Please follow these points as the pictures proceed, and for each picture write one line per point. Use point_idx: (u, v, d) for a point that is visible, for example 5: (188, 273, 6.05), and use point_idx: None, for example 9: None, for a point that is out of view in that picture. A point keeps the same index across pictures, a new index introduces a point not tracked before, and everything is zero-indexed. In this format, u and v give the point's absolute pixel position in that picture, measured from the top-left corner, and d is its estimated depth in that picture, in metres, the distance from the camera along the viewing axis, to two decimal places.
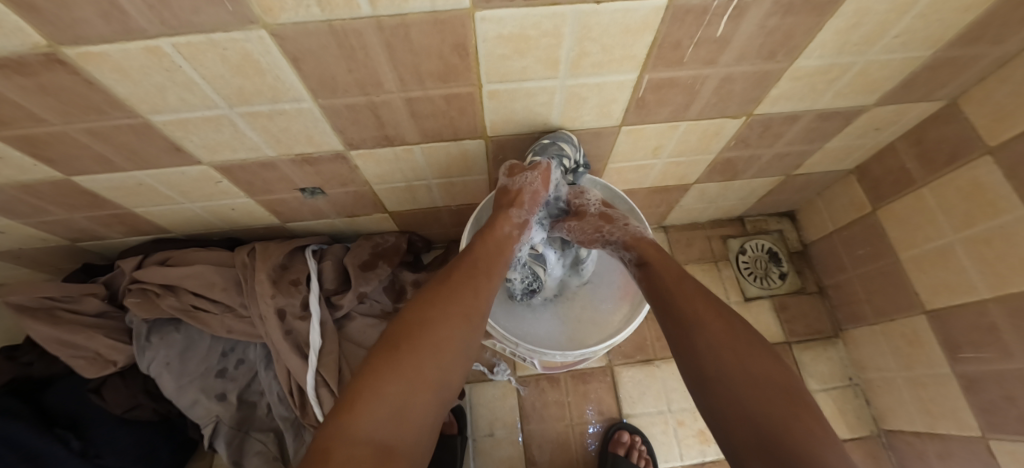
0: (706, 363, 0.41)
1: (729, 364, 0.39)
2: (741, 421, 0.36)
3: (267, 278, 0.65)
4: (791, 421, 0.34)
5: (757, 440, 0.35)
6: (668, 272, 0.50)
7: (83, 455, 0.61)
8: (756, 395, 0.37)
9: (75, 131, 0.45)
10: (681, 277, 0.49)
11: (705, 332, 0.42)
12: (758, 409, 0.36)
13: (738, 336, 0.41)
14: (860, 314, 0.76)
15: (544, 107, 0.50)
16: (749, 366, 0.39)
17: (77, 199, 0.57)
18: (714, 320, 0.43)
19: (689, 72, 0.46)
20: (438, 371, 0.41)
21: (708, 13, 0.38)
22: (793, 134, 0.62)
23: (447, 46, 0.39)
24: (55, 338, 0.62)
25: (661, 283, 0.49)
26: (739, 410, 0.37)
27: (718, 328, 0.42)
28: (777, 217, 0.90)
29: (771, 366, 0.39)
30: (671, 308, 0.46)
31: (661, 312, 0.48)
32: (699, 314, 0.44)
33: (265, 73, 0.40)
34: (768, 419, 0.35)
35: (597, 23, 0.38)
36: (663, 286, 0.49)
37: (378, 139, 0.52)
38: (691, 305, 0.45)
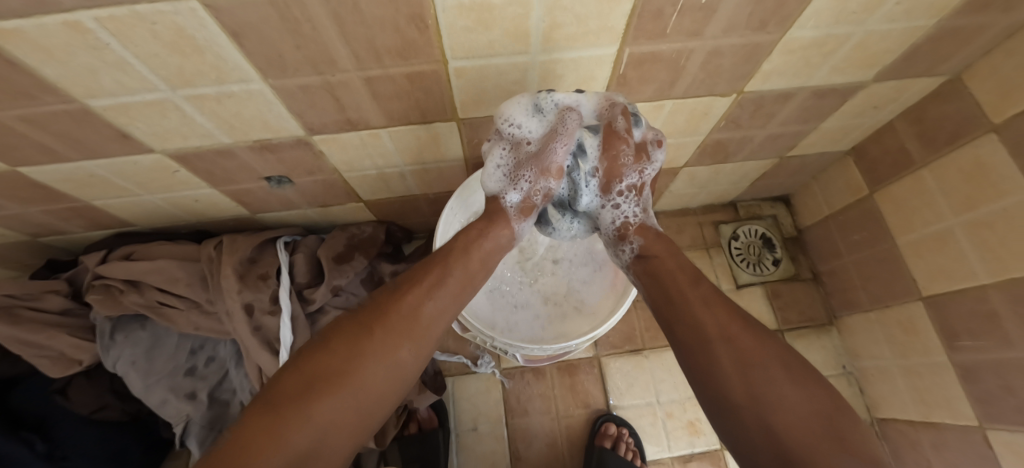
0: (736, 390, 0.36)
1: (766, 389, 0.35)
2: (771, 428, 0.34)
3: (233, 273, 0.62)
4: (834, 446, 0.31)
5: (776, 452, 0.33)
6: (675, 269, 0.46)
7: (48, 457, 0.60)
8: (808, 437, 0.32)
9: (9, 119, 0.41)
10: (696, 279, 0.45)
11: (731, 347, 0.38)
12: (801, 444, 0.32)
13: (748, 339, 0.38)
14: (854, 301, 0.74)
15: (517, 86, 0.46)
16: (781, 392, 0.35)
17: (27, 192, 0.54)
18: (742, 333, 0.39)
19: (672, 45, 0.43)
20: (383, 382, 0.37)
21: None
22: (787, 113, 0.58)
23: (403, 18, 0.35)
24: (16, 337, 0.60)
25: (664, 287, 0.45)
26: (766, 424, 0.34)
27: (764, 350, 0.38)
28: (771, 201, 0.86)
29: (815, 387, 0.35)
30: (687, 303, 0.42)
31: (669, 317, 0.43)
32: (722, 325, 0.40)
33: (204, 51, 0.36)
34: (794, 444, 0.32)
35: None
36: (667, 288, 0.45)
37: (340, 124, 0.49)
38: (705, 308, 0.41)
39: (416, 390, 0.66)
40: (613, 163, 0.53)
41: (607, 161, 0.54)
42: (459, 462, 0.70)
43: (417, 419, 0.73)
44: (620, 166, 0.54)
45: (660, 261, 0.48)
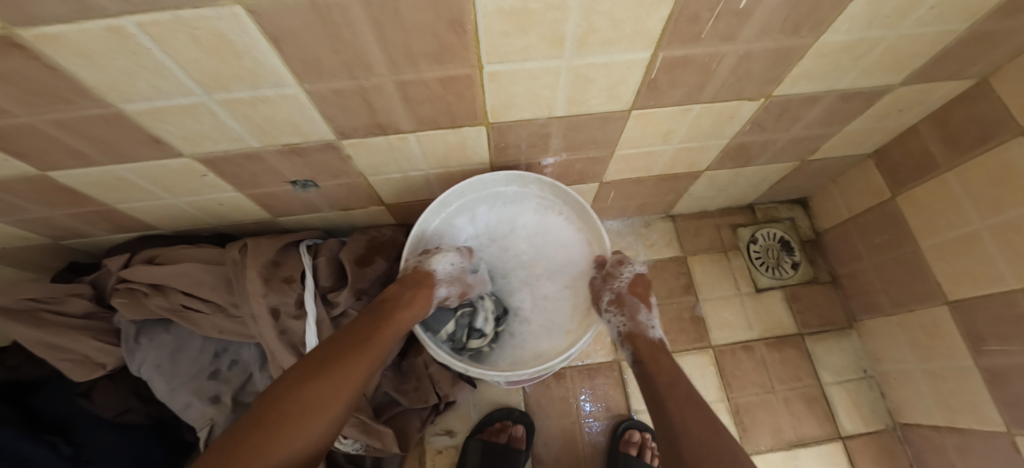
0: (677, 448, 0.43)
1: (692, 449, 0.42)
2: None
3: (258, 276, 0.62)
4: None
5: None
6: (655, 354, 0.54)
7: (73, 461, 0.60)
8: None
9: (43, 123, 0.41)
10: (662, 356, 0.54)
11: (680, 417, 0.46)
12: None
13: (696, 410, 0.46)
14: (876, 304, 0.73)
15: (547, 90, 0.46)
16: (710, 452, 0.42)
17: (54, 195, 0.54)
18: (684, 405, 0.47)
19: (705, 49, 0.42)
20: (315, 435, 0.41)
21: None
22: (812, 117, 0.58)
23: (443, 24, 0.35)
24: (41, 341, 0.60)
25: (647, 368, 0.53)
26: None
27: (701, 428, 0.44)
28: (788, 204, 0.86)
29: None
30: (658, 379, 0.51)
31: (649, 392, 0.51)
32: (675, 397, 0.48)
33: (242, 55, 0.36)
34: None
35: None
36: (650, 370, 0.52)
37: (370, 128, 0.49)
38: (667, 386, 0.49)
39: (450, 383, 0.68)
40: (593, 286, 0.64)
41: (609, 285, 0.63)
42: None
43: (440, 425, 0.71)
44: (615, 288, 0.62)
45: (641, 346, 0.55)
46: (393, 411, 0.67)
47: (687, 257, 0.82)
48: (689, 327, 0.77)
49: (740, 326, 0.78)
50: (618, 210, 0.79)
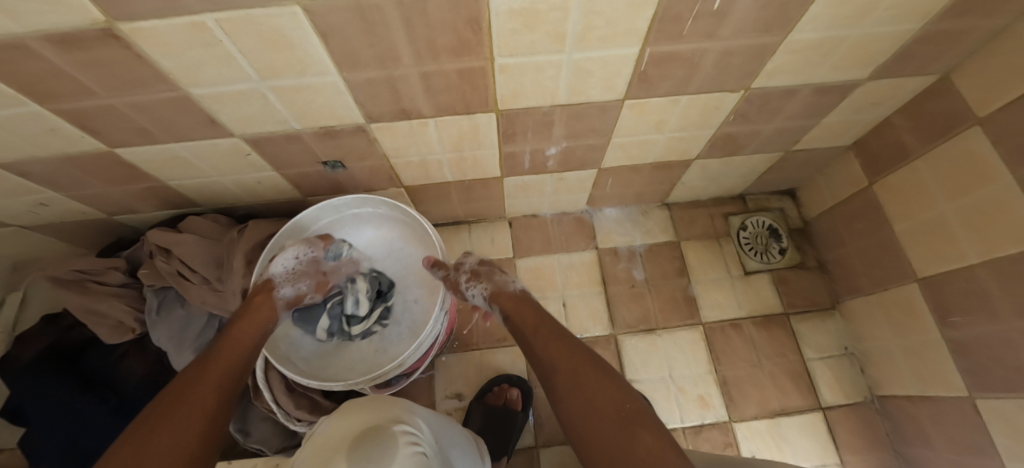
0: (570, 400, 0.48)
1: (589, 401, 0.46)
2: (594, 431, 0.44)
3: (244, 256, 0.65)
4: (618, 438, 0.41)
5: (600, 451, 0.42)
6: (529, 318, 0.59)
7: (120, 411, 0.66)
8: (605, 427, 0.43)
9: (121, 104, 0.49)
10: (547, 336, 0.55)
11: (568, 374, 0.50)
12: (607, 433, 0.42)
13: (576, 364, 0.50)
14: (857, 286, 0.78)
15: (551, 81, 0.53)
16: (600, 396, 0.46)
17: (117, 171, 0.61)
18: (574, 361, 0.50)
19: (688, 45, 0.49)
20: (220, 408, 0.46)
21: None
22: (792, 109, 0.63)
23: (463, 21, 0.42)
24: (83, 306, 0.67)
25: (529, 342, 0.56)
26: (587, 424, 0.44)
27: (602, 398, 0.45)
28: (778, 195, 0.92)
29: (646, 426, 0.41)
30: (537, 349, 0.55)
31: (531, 359, 0.55)
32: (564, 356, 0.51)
33: (294, 47, 0.44)
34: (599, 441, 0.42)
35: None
36: (531, 343, 0.56)
37: (396, 113, 0.56)
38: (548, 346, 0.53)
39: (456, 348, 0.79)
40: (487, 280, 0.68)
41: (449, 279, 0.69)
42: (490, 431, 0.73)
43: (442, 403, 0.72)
44: (456, 280, 0.69)
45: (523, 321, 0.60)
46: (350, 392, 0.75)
47: (681, 242, 0.88)
48: (681, 305, 0.83)
49: (729, 306, 0.83)
50: (617, 198, 0.85)
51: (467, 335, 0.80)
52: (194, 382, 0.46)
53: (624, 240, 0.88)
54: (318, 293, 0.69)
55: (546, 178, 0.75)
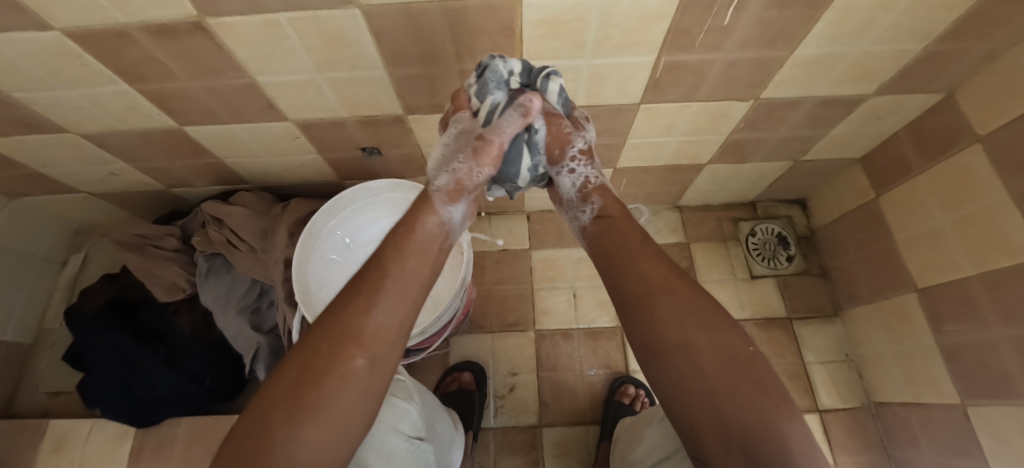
0: (669, 333, 0.41)
1: (708, 351, 0.39)
2: (715, 386, 0.38)
3: (285, 230, 0.71)
4: (748, 389, 0.37)
5: (714, 404, 0.37)
6: (629, 232, 0.50)
7: (169, 361, 0.73)
8: (723, 376, 0.38)
9: (197, 87, 0.56)
10: (647, 253, 0.47)
11: (666, 299, 0.43)
12: (728, 382, 0.38)
13: (689, 308, 0.42)
14: (858, 294, 0.81)
15: (571, 83, 0.58)
16: (716, 342, 0.40)
17: (181, 148, 0.69)
18: (680, 286, 0.43)
19: (697, 56, 0.54)
20: (328, 393, 0.35)
21: (714, 6, 0.46)
22: (797, 119, 0.67)
23: (497, 27, 0.48)
24: (142, 266, 0.76)
25: (614, 244, 0.50)
26: (696, 373, 0.39)
27: (717, 337, 0.40)
28: (787, 204, 0.95)
29: (764, 378, 0.38)
30: (624, 269, 0.47)
31: (613, 281, 0.48)
32: (662, 279, 0.45)
33: (350, 44, 0.50)
34: (725, 401, 0.37)
35: (615, 10, 0.46)
36: (615, 246, 0.49)
37: (431, 107, 0.62)
38: (640, 267, 0.46)
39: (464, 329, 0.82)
40: (557, 135, 0.51)
41: (550, 134, 0.50)
42: (496, 413, 0.77)
43: (457, 380, 0.79)
44: (569, 140, 0.51)
45: (615, 221, 0.52)
46: None
47: (689, 243, 0.92)
48: None
49: (733, 306, 0.87)
50: (629, 197, 0.90)
51: (480, 317, 0.85)
52: (342, 324, 0.38)
53: None
54: (477, 160, 0.48)
55: None
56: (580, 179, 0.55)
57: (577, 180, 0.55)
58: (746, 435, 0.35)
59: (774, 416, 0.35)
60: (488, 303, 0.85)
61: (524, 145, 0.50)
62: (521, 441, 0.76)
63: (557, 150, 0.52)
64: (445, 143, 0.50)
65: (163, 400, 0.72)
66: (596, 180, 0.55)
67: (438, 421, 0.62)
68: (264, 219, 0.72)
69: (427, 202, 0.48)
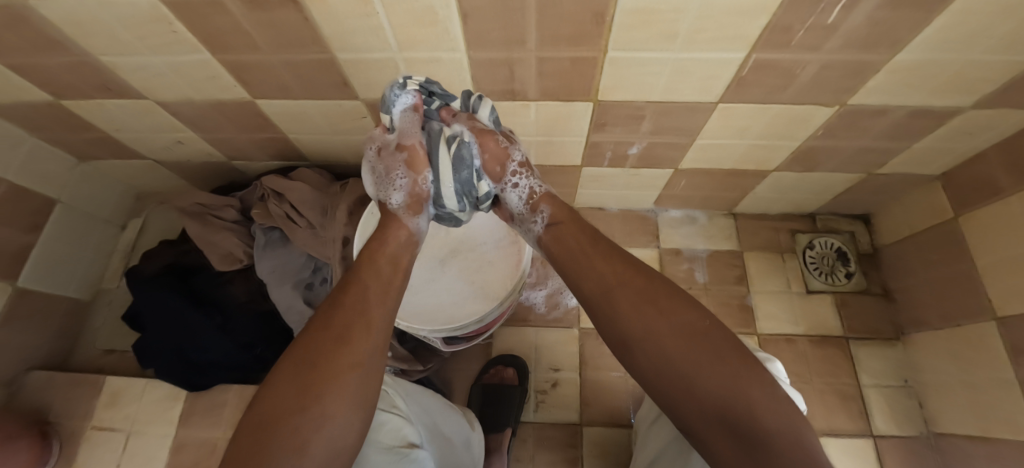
0: (631, 324, 0.46)
1: (661, 335, 0.44)
2: (673, 358, 0.43)
3: (345, 207, 0.73)
4: (702, 356, 0.42)
5: (676, 375, 0.43)
6: (580, 234, 0.56)
7: (222, 328, 0.75)
8: (681, 350, 0.43)
9: (277, 61, 0.57)
10: (599, 254, 0.53)
11: (622, 292, 0.48)
12: (685, 354, 0.43)
13: (642, 298, 0.47)
14: (924, 318, 0.77)
15: (652, 77, 0.56)
16: (671, 322, 0.45)
17: (250, 120, 0.71)
18: (632, 278, 0.49)
19: (791, 55, 0.51)
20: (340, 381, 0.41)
21: (822, 3, 0.44)
22: (880, 129, 0.64)
23: (589, 14, 0.47)
24: (203, 236, 0.78)
25: (567, 249, 0.56)
26: (656, 350, 0.44)
27: (676, 319, 0.45)
28: (850, 219, 0.91)
29: (724, 345, 0.43)
30: (583, 273, 0.52)
31: (576, 284, 0.53)
32: (616, 275, 0.50)
33: (438, 24, 0.49)
34: (685, 370, 0.42)
35: (717, 3, 0.44)
36: (568, 250, 0.55)
37: (503, 93, 0.62)
38: (598, 267, 0.52)
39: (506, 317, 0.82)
40: (494, 151, 0.61)
41: (488, 152, 0.61)
42: (535, 411, 0.77)
43: (499, 374, 0.79)
44: (507, 154, 0.61)
45: (563, 227, 0.58)
46: (411, 343, 0.77)
47: (743, 251, 0.90)
48: (735, 312, 0.85)
49: (785, 321, 0.84)
50: (683, 200, 0.88)
51: (527, 309, 0.84)
52: (351, 322, 0.44)
53: (687, 243, 0.91)
54: (415, 174, 0.62)
55: (620, 171, 0.80)
56: (524, 192, 0.63)
57: (523, 192, 0.62)
58: (707, 397, 0.41)
59: (727, 375, 0.41)
60: (534, 296, 0.85)
61: (452, 159, 0.61)
62: (560, 438, 0.75)
63: (499, 167, 0.62)
64: (374, 162, 0.64)
65: (216, 364, 0.76)
66: (540, 189, 0.62)
67: (443, 425, 0.63)
68: (325, 197, 0.75)
69: (396, 215, 0.60)
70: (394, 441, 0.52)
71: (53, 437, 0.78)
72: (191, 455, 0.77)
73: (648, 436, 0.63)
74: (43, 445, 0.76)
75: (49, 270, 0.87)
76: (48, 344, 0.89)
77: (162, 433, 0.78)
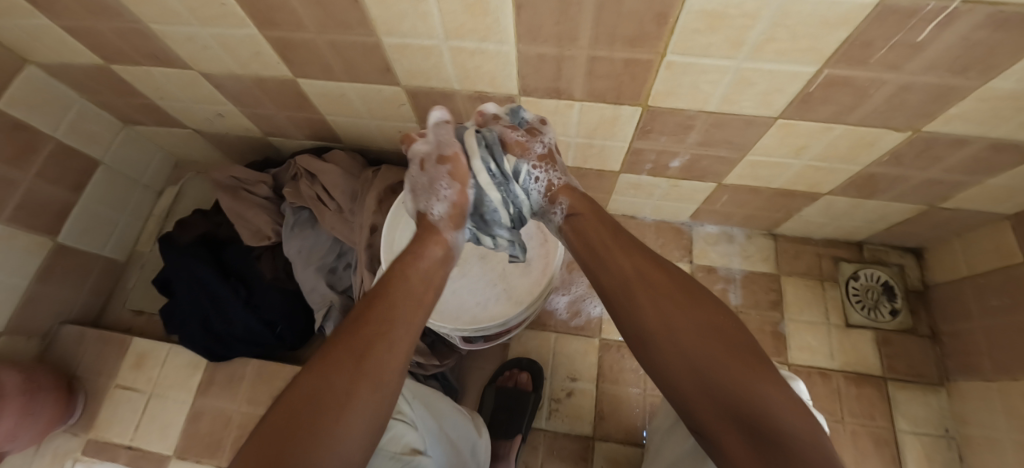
0: (649, 318, 0.44)
1: (680, 329, 0.42)
2: (689, 353, 0.40)
3: (375, 195, 0.73)
4: (721, 354, 0.39)
5: (692, 372, 0.40)
6: (601, 228, 0.53)
7: (247, 303, 0.77)
8: (700, 346, 0.40)
9: (321, 41, 0.55)
10: (617, 247, 0.50)
11: (643, 285, 0.46)
12: (704, 349, 0.40)
13: (663, 292, 0.45)
14: (974, 367, 0.71)
15: (709, 85, 0.53)
16: (691, 317, 0.42)
17: (290, 99, 0.70)
18: (654, 272, 0.47)
19: (869, 73, 0.46)
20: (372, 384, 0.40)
21: (914, 18, 0.38)
22: (955, 161, 0.58)
23: (651, 15, 0.43)
24: (235, 210, 0.79)
25: (589, 240, 0.53)
26: (673, 345, 0.41)
27: (692, 315, 0.42)
28: (900, 251, 0.85)
29: (739, 341, 0.41)
30: (602, 264, 0.50)
31: (596, 278, 0.51)
32: (638, 268, 0.47)
33: (489, 14, 0.47)
34: (700, 365, 0.39)
35: (796, 11, 0.39)
36: (589, 241, 0.53)
37: (548, 91, 0.59)
38: (617, 260, 0.49)
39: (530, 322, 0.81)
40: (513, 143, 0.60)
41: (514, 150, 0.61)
42: (549, 420, 0.76)
43: (514, 378, 0.79)
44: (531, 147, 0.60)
45: (585, 219, 0.56)
46: (428, 337, 0.77)
47: (781, 275, 0.87)
48: (768, 339, 0.83)
49: (821, 353, 0.81)
50: (722, 216, 0.86)
51: (549, 313, 0.83)
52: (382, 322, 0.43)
53: (721, 260, 0.89)
54: (455, 183, 0.60)
55: (661, 181, 0.78)
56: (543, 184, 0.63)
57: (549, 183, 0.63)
58: (727, 397, 0.37)
59: (747, 376, 0.37)
60: (557, 300, 0.83)
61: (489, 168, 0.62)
62: (573, 450, 0.73)
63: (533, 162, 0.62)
64: (416, 176, 0.63)
65: (239, 338, 0.77)
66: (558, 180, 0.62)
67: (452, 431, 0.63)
68: (356, 182, 0.75)
69: (436, 228, 0.58)
70: (399, 449, 0.55)
71: (79, 392, 0.82)
72: (208, 423, 0.78)
73: (664, 444, 0.60)
74: (68, 399, 0.79)
75: (88, 229, 0.90)
76: (82, 301, 0.93)
77: (182, 399, 0.80)
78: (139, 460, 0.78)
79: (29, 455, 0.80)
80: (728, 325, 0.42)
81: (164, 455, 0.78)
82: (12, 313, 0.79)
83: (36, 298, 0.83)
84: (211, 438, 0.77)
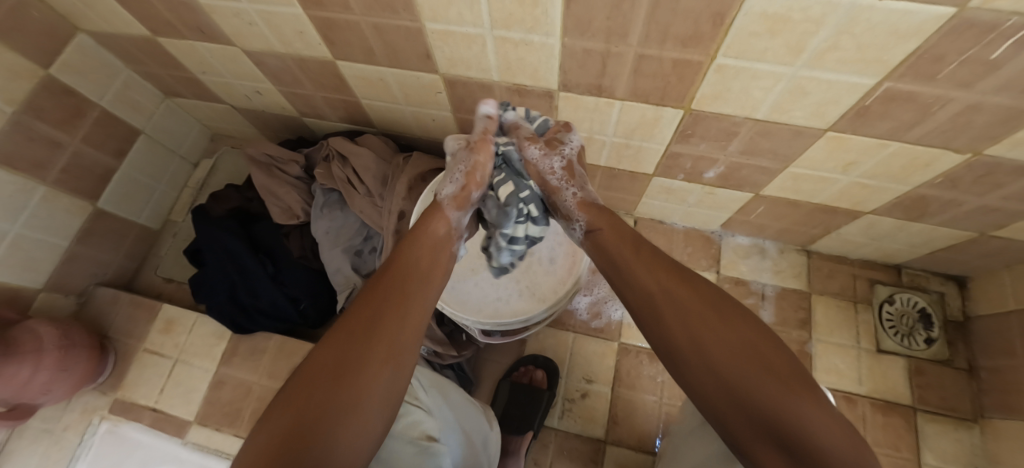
0: (679, 334, 0.43)
1: (711, 344, 0.41)
2: (722, 370, 0.39)
3: (405, 181, 0.73)
4: (759, 372, 0.38)
5: (725, 391, 0.39)
6: (622, 238, 0.54)
7: (274, 279, 0.78)
8: (734, 364, 0.39)
9: (366, 24, 0.55)
10: (645, 258, 0.49)
11: (671, 299, 0.45)
12: (742, 369, 0.38)
13: (693, 304, 0.44)
14: (1013, 406, 0.67)
15: (760, 92, 0.51)
16: (721, 332, 0.41)
17: (329, 80, 0.71)
18: (680, 287, 0.45)
19: (935, 90, 0.43)
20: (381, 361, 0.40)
21: (993, 33, 0.35)
22: (1018, 189, 0.54)
23: (707, 14, 0.41)
24: (267, 186, 0.80)
25: (615, 251, 0.53)
26: (705, 362, 0.40)
27: (727, 331, 0.41)
28: (942, 278, 0.81)
29: (785, 362, 0.39)
30: (630, 278, 0.49)
31: (621, 287, 0.50)
32: (663, 281, 0.47)
33: (538, 6, 0.45)
34: (734, 381, 0.38)
35: (864, 19, 0.37)
36: (614, 253, 0.53)
37: (589, 88, 0.58)
38: (642, 270, 0.48)
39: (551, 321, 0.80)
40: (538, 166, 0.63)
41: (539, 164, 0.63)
42: (562, 420, 0.75)
43: (529, 374, 0.79)
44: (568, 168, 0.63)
45: (606, 232, 0.56)
46: (447, 326, 0.78)
47: (812, 294, 0.84)
48: None
49: (848, 376, 0.79)
50: (756, 227, 0.84)
51: (570, 313, 0.82)
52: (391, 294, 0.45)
53: (750, 273, 0.87)
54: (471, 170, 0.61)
55: (696, 188, 0.76)
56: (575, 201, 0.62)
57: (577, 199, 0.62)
58: (767, 420, 0.36)
59: (787, 397, 0.36)
60: (579, 300, 0.82)
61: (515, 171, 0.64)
62: (583, 451, 0.73)
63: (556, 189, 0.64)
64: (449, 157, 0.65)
65: (265, 312, 0.79)
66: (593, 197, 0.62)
67: (464, 421, 0.63)
68: (387, 167, 0.75)
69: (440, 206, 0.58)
70: (417, 434, 0.54)
71: (110, 351, 0.85)
72: (228, 393, 0.81)
73: (684, 446, 0.57)
74: (100, 356, 0.82)
75: (127, 194, 0.93)
76: (118, 264, 0.96)
77: (205, 367, 0.83)
78: (162, 423, 0.81)
79: (60, 409, 0.83)
80: (770, 344, 0.40)
81: (186, 420, 0.80)
82: (51, 271, 0.83)
83: (76, 258, 0.86)
84: (231, 408, 0.80)
